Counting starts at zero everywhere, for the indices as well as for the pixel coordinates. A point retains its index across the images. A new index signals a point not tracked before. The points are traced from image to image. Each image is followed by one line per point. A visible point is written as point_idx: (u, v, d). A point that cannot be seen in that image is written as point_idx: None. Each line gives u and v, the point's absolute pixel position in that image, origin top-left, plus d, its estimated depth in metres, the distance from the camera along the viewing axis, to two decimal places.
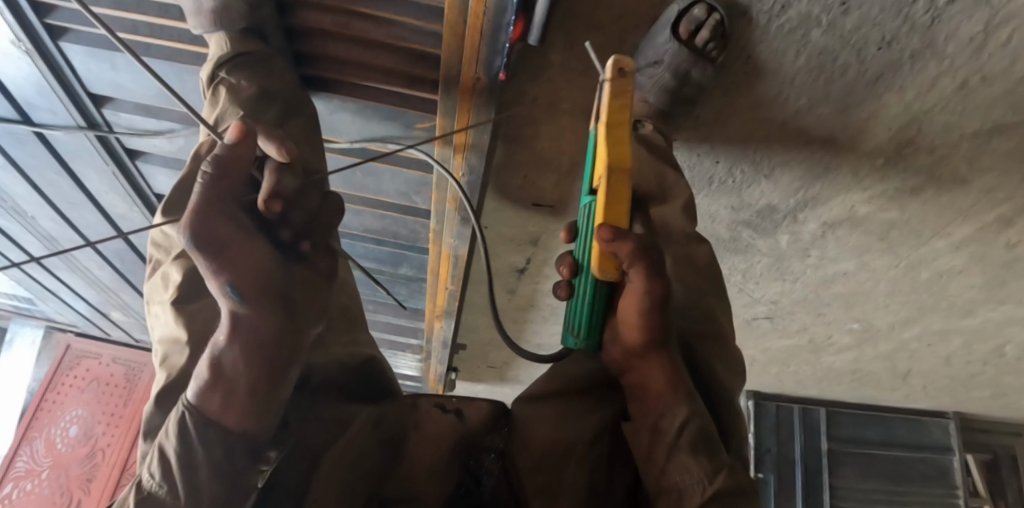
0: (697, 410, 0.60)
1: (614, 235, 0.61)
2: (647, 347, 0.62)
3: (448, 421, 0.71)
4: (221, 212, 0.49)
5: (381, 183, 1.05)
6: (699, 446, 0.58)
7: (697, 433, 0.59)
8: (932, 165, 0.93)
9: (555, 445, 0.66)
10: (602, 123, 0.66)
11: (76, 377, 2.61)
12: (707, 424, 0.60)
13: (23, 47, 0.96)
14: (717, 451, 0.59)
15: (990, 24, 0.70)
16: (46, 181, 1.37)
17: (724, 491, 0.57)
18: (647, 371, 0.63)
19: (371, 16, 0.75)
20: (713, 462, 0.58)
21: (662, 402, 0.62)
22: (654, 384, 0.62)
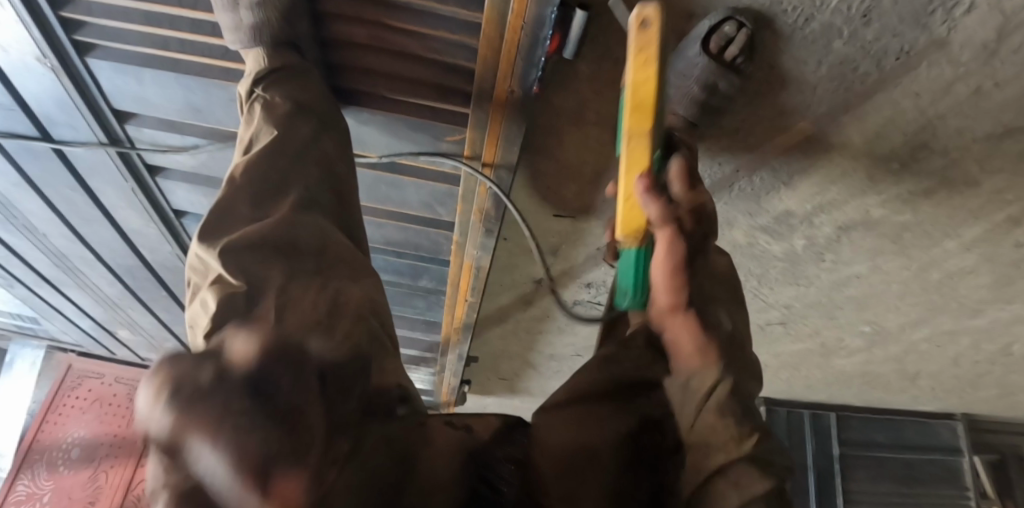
0: (735, 371, 0.61)
1: (648, 190, 0.66)
2: (676, 312, 0.64)
3: (456, 435, 0.63)
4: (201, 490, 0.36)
5: (406, 196, 1.08)
6: (732, 406, 0.58)
7: (727, 392, 0.59)
8: (945, 168, 0.96)
9: (575, 449, 0.59)
10: (628, 80, 0.62)
11: (78, 398, 2.54)
12: (743, 389, 0.60)
13: (48, 64, 0.97)
14: (751, 416, 0.58)
15: (1003, 31, 0.73)
16: (61, 197, 1.38)
17: (756, 456, 0.56)
18: (676, 330, 0.64)
19: (409, 32, 0.78)
20: (747, 426, 0.57)
21: (691, 364, 0.62)
22: (684, 345, 0.63)
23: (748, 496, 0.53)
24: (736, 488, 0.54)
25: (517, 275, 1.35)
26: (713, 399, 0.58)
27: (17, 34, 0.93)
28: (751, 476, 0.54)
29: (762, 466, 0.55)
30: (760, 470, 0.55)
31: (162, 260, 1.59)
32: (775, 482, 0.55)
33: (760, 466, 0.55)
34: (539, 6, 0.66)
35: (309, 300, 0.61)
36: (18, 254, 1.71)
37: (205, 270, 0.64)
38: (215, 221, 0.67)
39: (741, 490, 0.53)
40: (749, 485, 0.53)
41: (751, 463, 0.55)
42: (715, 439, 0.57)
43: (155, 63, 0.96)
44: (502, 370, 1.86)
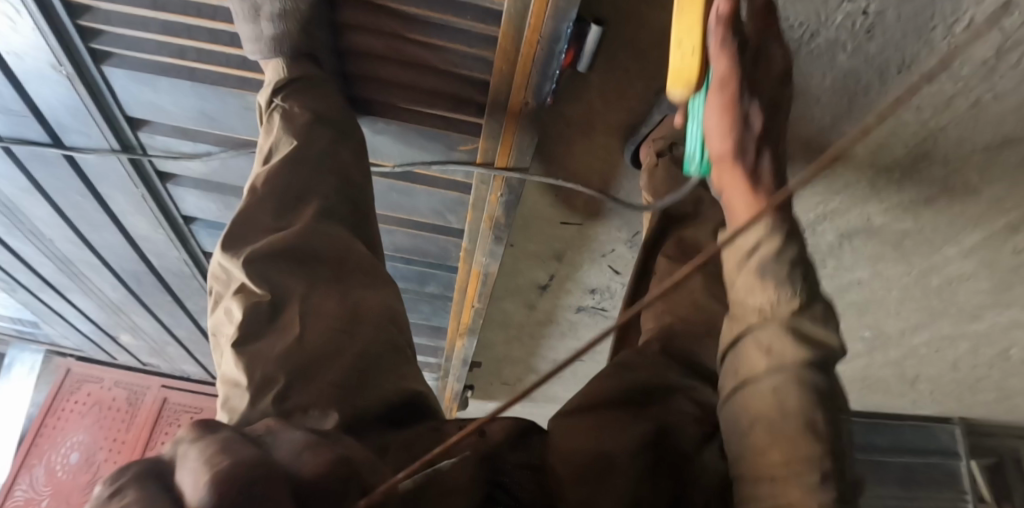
0: (787, 220, 0.51)
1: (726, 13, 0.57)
2: (726, 156, 0.52)
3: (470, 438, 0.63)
4: None
5: (416, 203, 1.09)
6: (776, 268, 0.49)
7: (776, 248, 0.49)
8: (945, 178, 0.98)
9: (591, 456, 0.59)
10: None
11: (76, 402, 2.55)
12: (796, 240, 0.50)
13: (64, 71, 0.98)
14: (801, 275, 0.49)
15: (1002, 47, 0.75)
16: (70, 203, 1.39)
17: (799, 324, 0.48)
18: (729, 175, 0.52)
19: (426, 45, 0.80)
20: (795, 287, 0.49)
21: (744, 206, 0.51)
22: (740, 190, 0.52)
23: (779, 366, 0.48)
24: (768, 356, 0.48)
25: (522, 281, 1.37)
26: (756, 260, 0.50)
27: (31, 43, 0.93)
28: (785, 345, 0.47)
29: (806, 335, 0.48)
30: (801, 340, 0.47)
31: (169, 266, 1.59)
32: (822, 351, 0.47)
33: (803, 336, 0.47)
34: (556, 21, 0.69)
35: (330, 308, 0.65)
36: (23, 259, 1.71)
37: (227, 278, 0.68)
38: (237, 229, 0.70)
39: (774, 358, 0.48)
40: (782, 353, 0.48)
41: (788, 331, 0.48)
42: (756, 304, 0.50)
43: (170, 71, 0.98)
44: (506, 376, 1.87)
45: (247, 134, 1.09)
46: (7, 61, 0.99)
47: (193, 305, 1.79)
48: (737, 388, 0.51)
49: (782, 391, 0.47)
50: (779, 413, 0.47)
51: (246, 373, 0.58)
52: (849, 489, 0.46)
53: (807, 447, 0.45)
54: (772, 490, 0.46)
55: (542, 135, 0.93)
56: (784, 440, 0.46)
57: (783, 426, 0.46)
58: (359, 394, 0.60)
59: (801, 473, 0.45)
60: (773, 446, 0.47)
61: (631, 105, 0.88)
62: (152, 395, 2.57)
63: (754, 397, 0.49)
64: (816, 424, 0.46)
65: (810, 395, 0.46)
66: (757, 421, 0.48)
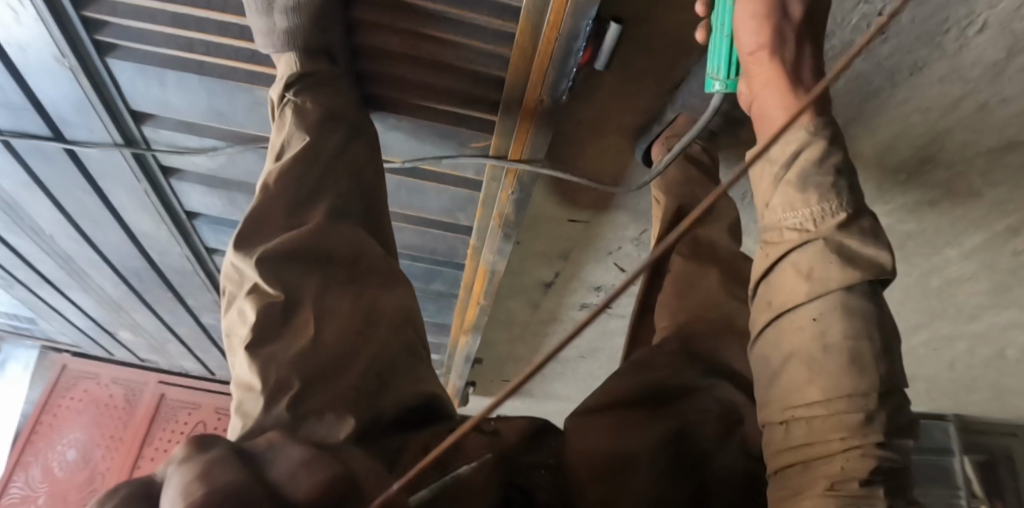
0: (829, 129, 0.55)
1: None
2: (761, 64, 0.59)
3: (485, 440, 0.63)
4: None
5: (426, 201, 1.10)
6: (817, 175, 0.53)
7: (819, 153, 0.54)
8: (950, 180, 0.99)
9: (610, 455, 0.60)
10: None
11: (73, 399, 2.53)
12: (840, 152, 0.55)
13: (67, 63, 0.95)
14: (844, 186, 0.53)
15: (1012, 51, 0.76)
16: (70, 198, 1.36)
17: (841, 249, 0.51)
18: (766, 89, 0.59)
19: (442, 42, 0.80)
20: (840, 201, 0.53)
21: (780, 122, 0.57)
22: (776, 102, 0.58)
23: (824, 290, 0.50)
24: (810, 280, 0.51)
25: (527, 279, 1.37)
26: (800, 163, 0.54)
27: (35, 33, 0.90)
28: (828, 268, 0.50)
29: (850, 257, 0.51)
30: (846, 263, 0.50)
31: (171, 262, 1.58)
32: (867, 273, 0.50)
33: (847, 258, 0.51)
34: (575, 20, 0.70)
35: (347, 309, 0.66)
36: (21, 254, 1.69)
37: (240, 279, 0.67)
38: (250, 227, 0.70)
39: (815, 282, 0.51)
40: (824, 279, 0.50)
41: (832, 252, 0.51)
42: (797, 218, 0.54)
43: (177, 64, 0.96)
44: (506, 374, 1.87)
45: (255, 130, 1.08)
46: (8, 52, 0.95)
47: (193, 301, 1.78)
48: (777, 316, 0.54)
49: (826, 321, 0.50)
50: (821, 345, 0.50)
51: (261, 377, 0.57)
52: (896, 421, 0.49)
53: (853, 383, 0.48)
54: (816, 425, 0.49)
55: (556, 135, 0.94)
56: (828, 377, 0.49)
57: (826, 361, 0.49)
58: (376, 398, 0.61)
59: (846, 410, 0.47)
60: (815, 384, 0.49)
61: (639, 100, 0.89)
62: (150, 391, 2.56)
63: (796, 325, 0.52)
64: (861, 360, 0.48)
65: (854, 328, 0.49)
66: (797, 355, 0.51)
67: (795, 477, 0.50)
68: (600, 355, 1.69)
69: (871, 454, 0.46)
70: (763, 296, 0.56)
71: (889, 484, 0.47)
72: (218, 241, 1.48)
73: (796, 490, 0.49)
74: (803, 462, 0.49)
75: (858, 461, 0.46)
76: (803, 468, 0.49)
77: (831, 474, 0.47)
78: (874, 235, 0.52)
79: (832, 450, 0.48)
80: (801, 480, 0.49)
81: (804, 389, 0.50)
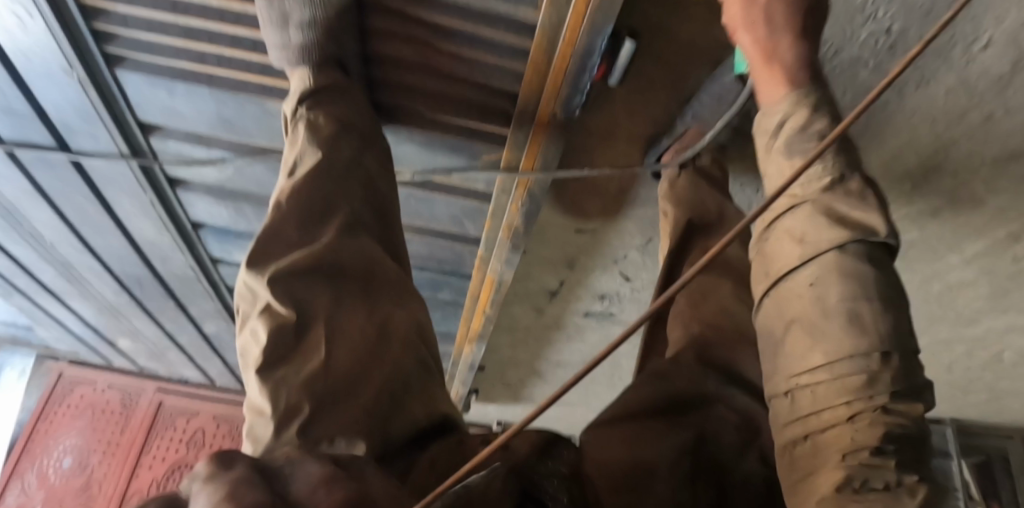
0: (812, 98, 0.59)
1: None
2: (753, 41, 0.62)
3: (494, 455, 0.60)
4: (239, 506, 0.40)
5: (435, 211, 1.12)
6: (803, 141, 0.56)
7: (803, 120, 0.57)
8: (953, 189, 1.00)
9: (632, 467, 0.61)
10: None
11: (70, 405, 2.49)
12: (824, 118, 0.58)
13: (75, 74, 0.94)
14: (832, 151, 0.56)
15: (1017, 65, 0.78)
16: (72, 205, 1.33)
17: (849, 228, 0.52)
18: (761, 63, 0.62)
19: (459, 57, 0.82)
20: (827, 164, 0.55)
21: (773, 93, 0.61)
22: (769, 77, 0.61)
23: (814, 253, 0.52)
24: (802, 245, 0.53)
25: (533, 287, 1.37)
26: (786, 133, 0.58)
27: (39, 43, 0.90)
28: (819, 230, 0.52)
29: (841, 219, 0.52)
30: (835, 223, 0.52)
31: (175, 271, 1.57)
32: (859, 233, 0.52)
33: (837, 219, 0.52)
34: (591, 37, 0.73)
35: (358, 328, 0.65)
36: (22, 264, 1.66)
37: (253, 296, 0.67)
38: (263, 244, 0.70)
39: (807, 245, 0.53)
40: (817, 242, 0.52)
41: (821, 215, 0.53)
42: (791, 186, 0.57)
43: (188, 77, 0.96)
44: (509, 380, 1.86)
45: (265, 141, 1.08)
46: (16, 62, 0.95)
47: (196, 309, 1.77)
48: (776, 284, 0.56)
49: (822, 284, 0.51)
50: (820, 309, 0.50)
51: (273, 400, 0.58)
52: (905, 385, 0.48)
53: (854, 344, 0.48)
54: (820, 392, 0.49)
55: (568, 150, 0.96)
56: (829, 344, 0.49)
57: (827, 326, 0.50)
58: (388, 420, 0.62)
59: (847, 376, 0.47)
60: (816, 351, 0.50)
61: (649, 106, 0.90)
62: (148, 397, 2.52)
63: (796, 293, 0.53)
64: (859, 322, 0.49)
65: (851, 288, 0.50)
66: (796, 322, 0.52)
67: (803, 453, 0.50)
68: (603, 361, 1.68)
69: (880, 423, 0.46)
70: (760, 268, 0.58)
71: (900, 451, 0.47)
72: (222, 250, 1.47)
73: (807, 467, 0.49)
74: (808, 436, 0.49)
75: (866, 432, 0.46)
76: (809, 443, 0.49)
77: (842, 447, 0.46)
78: (862, 196, 0.53)
79: (838, 422, 0.47)
80: (810, 460, 0.49)
81: (807, 357, 0.50)
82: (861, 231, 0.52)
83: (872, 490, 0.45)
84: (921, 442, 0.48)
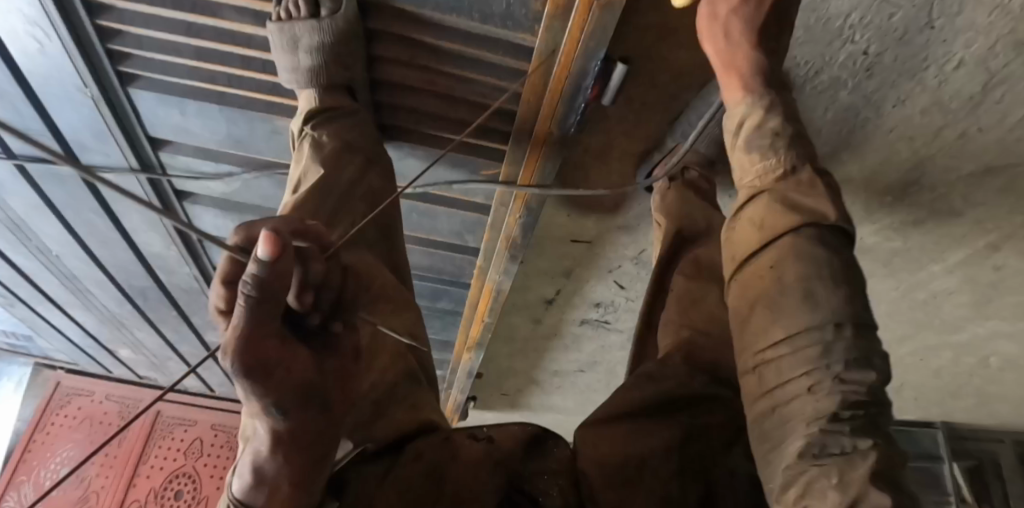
0: (771, 98, 0.66)
1: None
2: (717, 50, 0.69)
3: (480, 447, 0.66)
4: (263, 335, 0.41)
5: (437, 224, 1.18)
6: (759, 138, 0.64)
7: (758, 119, 0.65)
8: (933, 202, 1.05)
9: (624, 461, 0.63)
10: None
11: (67, 416, 2.36)
12: (778, 116, 0.65)
13: (90, 93, 0.98)
14: (783, 146, 0.63)
15: (987, 85, 0.84)
16: (83, 221, 1.37)
17: (812, 223, 0.58)
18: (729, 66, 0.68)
19: (457, 77, 0.87)
20: (780, 158, 0.63)
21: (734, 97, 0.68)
22: (733, 82, 0.69)
23: (773, 236, 0.59)
24: (762, 230, 0.61)
25: (529, 295, 1.40)
26: (746, 131, 0.66)
27: (54, 65, 0.94)
28: (775, 216, 0.59)
29: (795, 206, 0.59)
30: (789, 209, 0.59)
31: (178, 281, 1.59)
32: (809, 217, 0.58)
33: (791, 206, 0.59)
34: (585, 60, 0.79)
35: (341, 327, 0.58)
36: (26, 276, 1.66)
37: None
38: None
39: (766, 231, 0.60)
40: (774, 228, 0.59)
41: (777, 202, 0.60)
42: (750, 178, 0.65)
43: (200, 94, 1.00)
44: (506, 387, 1.87)
45: (271, 155, 1.11)
46: (32, 81, 0.98)
47: (198, 319, 1.80)
48: (742, 267, 0.62)
49: (781, 266, 0.57)
50: (779, 288, 0.57)
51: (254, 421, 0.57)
52: (861, 355, 0.52)
53: (808, 319, 0.54)
54: (784, 365, 0.54)
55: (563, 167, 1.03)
56: (789, 319, 0.55)
57: (785, 301, 0.56)
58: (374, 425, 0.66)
59: (805, 347, 0.53)
60: (778, 327, 0.56)
61: (643, 119, 0.95)
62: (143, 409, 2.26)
63: (756, 274, 0.59)
64: (814, 299, 0.55)
65: (807, 268, 0.56)
66: (759, 300, 0.58)
67: (772, 425, 0.54)
68: (599, 368, 1.70)
69: (835, 391, 0.51)
70: (730, 253, 0.65)
71: (857, 418, 0.50)
72: None
73: (775, 436, 0.54)
74: (776, 408, 0.54)
75: (824, 399, 0.51)
76: (777, 414, 0.54)
77: (805, 416, 0.51)
78: (811, 185, 0.60)
79: (801, 393, 0.52)
80: (779, 429, 0.53)
81: (770, 333, 0.56)
82: (812, 217, 0.58)
83: (830, 455, 0.49)
84: (876, 411, 0.52)
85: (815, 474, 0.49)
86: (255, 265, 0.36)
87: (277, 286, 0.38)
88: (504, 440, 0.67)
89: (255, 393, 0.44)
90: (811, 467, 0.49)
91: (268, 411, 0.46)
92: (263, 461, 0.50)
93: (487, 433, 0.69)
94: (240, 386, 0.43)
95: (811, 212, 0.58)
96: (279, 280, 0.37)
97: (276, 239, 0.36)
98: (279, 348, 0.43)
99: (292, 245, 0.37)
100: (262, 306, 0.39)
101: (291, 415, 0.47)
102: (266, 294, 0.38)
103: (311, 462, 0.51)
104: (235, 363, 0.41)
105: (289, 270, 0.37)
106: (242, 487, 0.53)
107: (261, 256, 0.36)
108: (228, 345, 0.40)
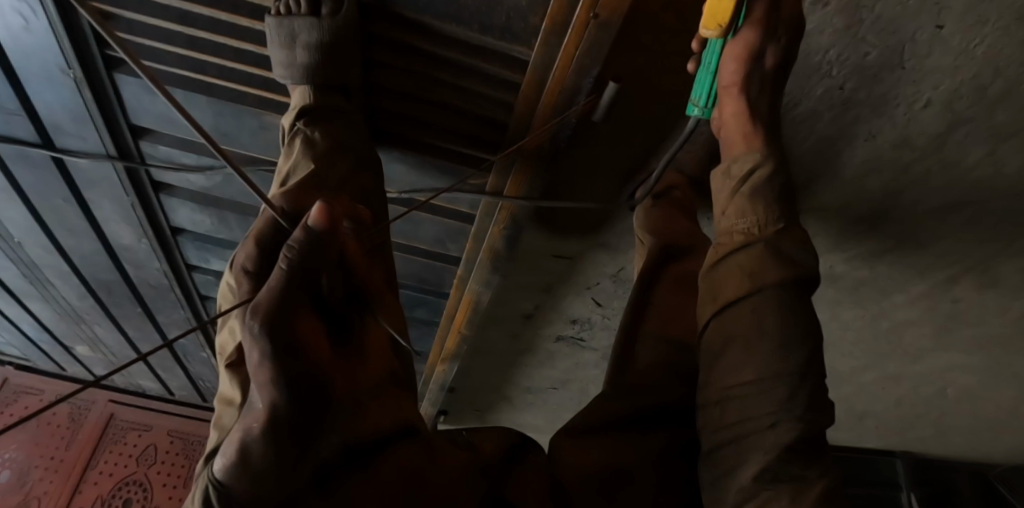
0: None
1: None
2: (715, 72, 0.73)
3: (462, 453, 0.67)
4: (292, 301, 0.47)
5: (421, 232, 1.21)
6: None
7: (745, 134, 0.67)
8: (899, 233, 1.09)
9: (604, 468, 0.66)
10: None
11: (14, 414, 2.22)
12: None
13: (72, 74, 0.97)
14: (771, 174, 0.65)
15: (952, 124, 0.90)
16: (50, 206, 1.32)
17: (788, 253, 0.60)
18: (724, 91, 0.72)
19: (455, 86, 0.93)
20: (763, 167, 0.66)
21: (729, 96, 0.71)
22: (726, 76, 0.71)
23: (763, 278, 0.59)
24: (751, 278, 0.60)
25: (509, 310, 1.40)
26: None
27: (39, 43, 0.93)
28: (766, 267, 0.60)
29: (788, 257, 0.60)
30: (778, 261, 0.60)
31: (147, 277, 1.55)
32: (796, 268, 0.59)
33: (781, 258, 0.60)
34: (579, 77, 0.86)
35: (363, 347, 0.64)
36: None
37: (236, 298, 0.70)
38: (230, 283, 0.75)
39: (755, 277, 0.60)
40: (763, 275, 0.60)
41: (770, 252, 0.61)
42: (735, 219, 0.65)
43: (190, 85, 0.99)
44: (477, 403, 1.85)
45: (258, 151, 1.10)
46: (12, 57, 0.97)
47: (164, 317, 1.75)
48: (727, 305, 0.62)
49: (762, 298, 0.59)
50: (759, 329, 0.58)
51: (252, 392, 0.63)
52: (818, 399, 0.56)
53: (780, 366, 0.56)
54: (747, 403, 0.58)
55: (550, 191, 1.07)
56: (760, 358, 0.58)
57: (760, 344, 0.58)
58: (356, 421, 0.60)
59: (774, 388, 0.56)
60: (750, 366, 0.58)
61: (631, 135, 0.97)
62: (97, 409, 2.14)
63: (737, 313, 0.61)
64: (790, 344, 0.57)
65: (785, 317, 0.58)
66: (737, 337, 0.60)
67: (728, 454, 0.59)
68: (572, 385, 1.71)
69: (793, 428, 0.54)
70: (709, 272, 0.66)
71: (804, 452, 0.55)
72: (200, 258, 1.47)
73: (727, 465, 0.58)
74: (737, 438, 0.58)
75: (782, 435, 0.55)
76: (738, 445, 0.58)
77: (763, 452, 0.55)
78: (803, 241, 0.62)
79: (762, 429, 0.56)
80: (733, 458, 0.58)
81: (741, 371, 0.59)
82: (800, 268, 0.59)
83: (781, 480, 0.55)
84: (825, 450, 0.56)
85: (767, 496, 0.55)
86: (308, 227, 0.47)
87: (319, 251, 0.48)
88: (489, 441, 0.71)
89: (268, 365, 0.45)
90: (762, 490, 0.55)
91: (275, 388, 0.46)
92: (252, 440, 0.48)
93: (471, 438, 0.71)
94: (256, 352, 0.45)
95: (800, 263, 0.60)
96: (323, 243, 0.48)
97: (326, 210, 0.47)
98: (303, 315, 0.47)
99: (338, 222, 0.48)
100: (301, 266, 0.47)
101: (294, 397, 0.47)
102: (308, 255, 0.47)
103: (301, 456, 0.49)
104: (263, 318, 0.45)
105: (332, 238, 0.48)
106: (224, 468, 0.50)
107: (314, 221, 0.47)
108: (262, 299, 0.46)
